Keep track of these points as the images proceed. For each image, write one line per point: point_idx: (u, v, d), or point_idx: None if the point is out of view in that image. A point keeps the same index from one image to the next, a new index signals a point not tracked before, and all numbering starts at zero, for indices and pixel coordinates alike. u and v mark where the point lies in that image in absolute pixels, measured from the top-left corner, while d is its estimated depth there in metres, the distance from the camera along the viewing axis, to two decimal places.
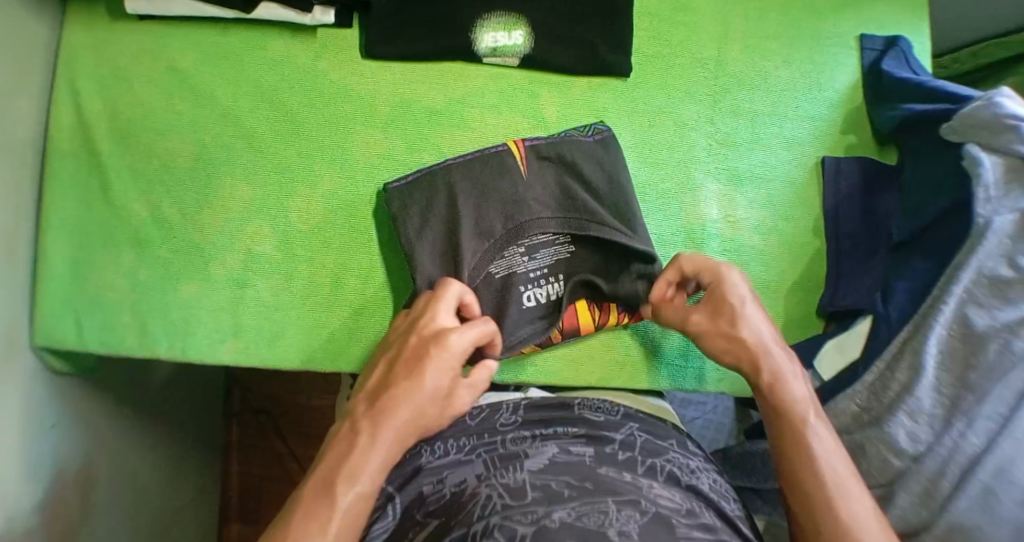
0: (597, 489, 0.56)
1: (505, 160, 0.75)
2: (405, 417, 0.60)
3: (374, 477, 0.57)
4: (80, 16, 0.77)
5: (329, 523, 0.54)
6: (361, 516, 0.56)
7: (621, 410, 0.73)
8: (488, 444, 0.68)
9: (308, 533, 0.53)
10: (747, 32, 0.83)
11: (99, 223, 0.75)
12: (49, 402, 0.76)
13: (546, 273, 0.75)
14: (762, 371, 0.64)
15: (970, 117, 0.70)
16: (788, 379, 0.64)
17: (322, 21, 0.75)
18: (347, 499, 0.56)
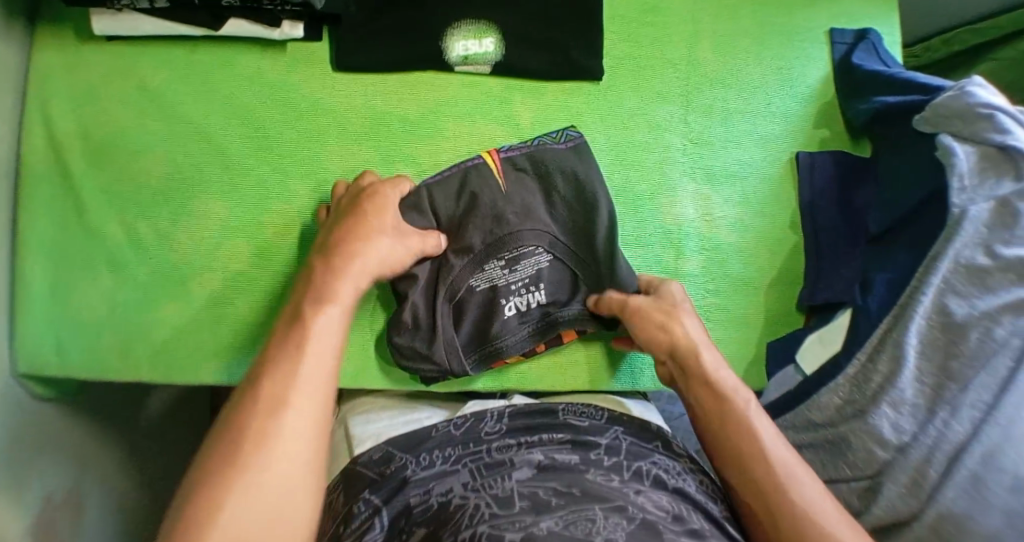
0: (584, 496, 0.56)
1: (483, 173, 0.74)
2: (352, 275, 0.63)
3: (329, 335, 0.59)
4: (48, 39, 0.76)
5: (290, 383, 0.55)
6: (326, 379, 0.57)
7: (605, 414, 0.73)
8: (474, 454, 0.68)
9: (276, 400, 0.54)
10: (718, 31, 0.83)
11: (76, 247, 0.75)
12: (33, 428, 0.76)
13: (528, 283, 0.73)
14: (698, 368, 0.66)
15: (946, 109, 0.71)
16: (715, 371, 0.66)
17: (292, 35, 0.75)
18: (306, 366, 0.56)
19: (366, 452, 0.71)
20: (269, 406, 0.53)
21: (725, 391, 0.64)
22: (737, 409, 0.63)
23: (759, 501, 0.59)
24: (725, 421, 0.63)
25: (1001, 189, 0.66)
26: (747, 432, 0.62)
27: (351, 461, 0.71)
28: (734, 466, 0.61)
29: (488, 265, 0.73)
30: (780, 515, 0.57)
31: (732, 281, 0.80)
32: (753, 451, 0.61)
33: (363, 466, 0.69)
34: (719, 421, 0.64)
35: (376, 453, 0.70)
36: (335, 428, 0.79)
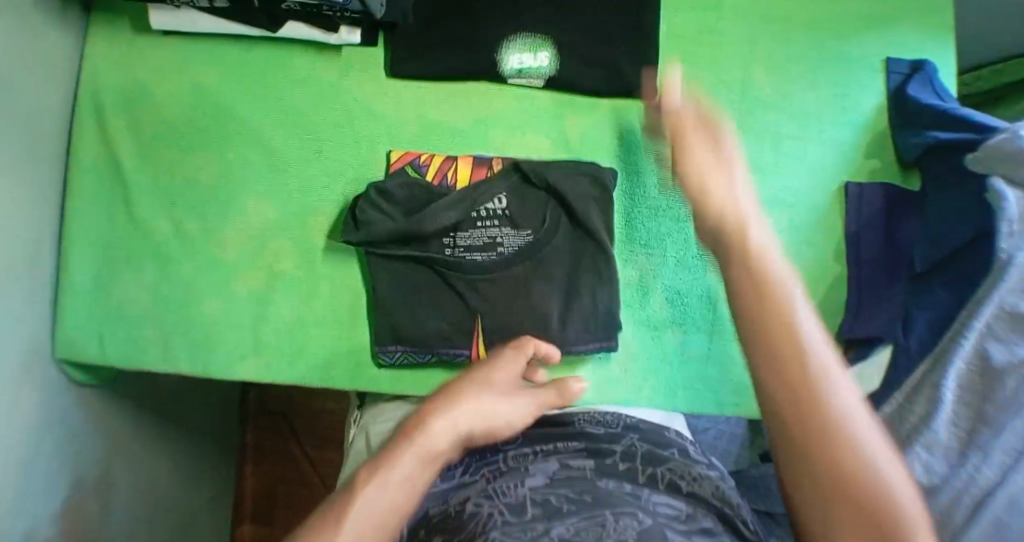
0: (595, 502, 0.57)
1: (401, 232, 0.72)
2: (481, 412, 0.54)
3: (462, 420, 0.52)
4: (105, 30, 0.77)
5: (404, 464, 0.47)
6: (451, 443, 0.51)
7: (621, 423, 0.73)
8: (491, 463, 0.69)
9: (399, 450, 0.48)
10: (773, 55, 0.82)
11: (122, 237, 0.75)
12: (69, 412, 0.77)
13: (487, 216, 0.74)
14: (740, 245, 0.50)
15: (999, 150, 0.70)
16: (757, 246, 0.50)
17: (349, 41, 0.75)
18: (439, 426, 0.50)
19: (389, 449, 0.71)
20: (384, 461, 0.47)
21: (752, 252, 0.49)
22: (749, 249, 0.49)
23: (800, 455, 0.43)
24: (742, 267, 0.48)
25: None
26: (776, 299, 0.46)
27: None
28: (764, 363, 0.45)
29: (471, 241, 0.73)
30: (848, 485, 0.42)
31: None
32: (779, 327, 0.45)
33: None
34: (735, 266, 0.49)
35: None
36: (356, 437, 0.77)
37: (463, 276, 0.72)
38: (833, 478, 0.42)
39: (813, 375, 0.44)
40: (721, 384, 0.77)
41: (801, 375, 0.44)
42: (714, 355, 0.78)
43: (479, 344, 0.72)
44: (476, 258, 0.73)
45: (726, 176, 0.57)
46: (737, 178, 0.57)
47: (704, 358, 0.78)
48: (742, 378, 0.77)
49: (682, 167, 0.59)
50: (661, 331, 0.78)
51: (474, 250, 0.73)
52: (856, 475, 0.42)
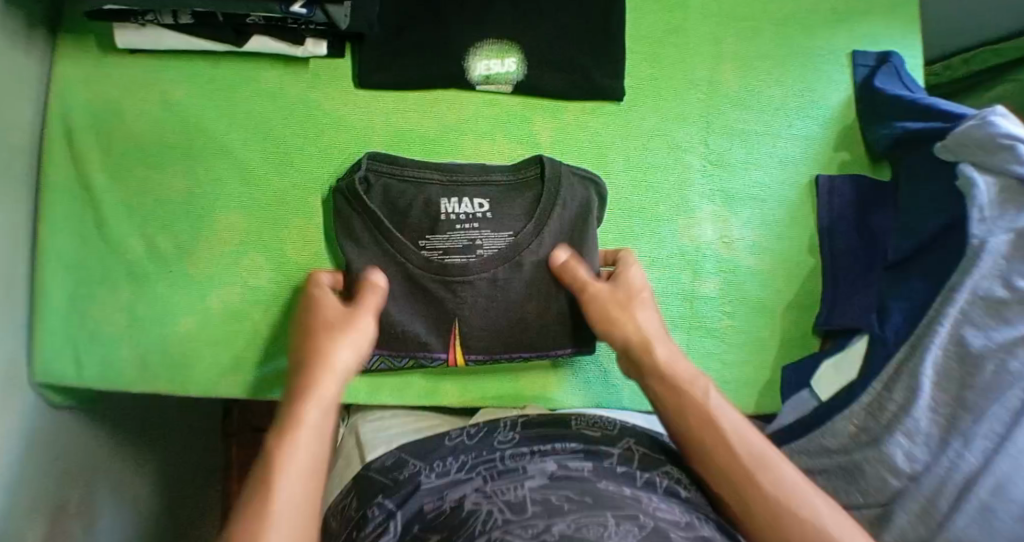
0: (596, 504, 0.56)
1: (379, 229, 0.72)
2: (334, 371, 0.62)
3: (342, 364, 0.63)
4: (72, 50, 0.76)
5: (305, 430, 0.57)
6: (338, 393, 0.61)
7: (618, 424, 0.72)
8: (487, 462, 0.67)
9: (291, 423, 0.57)
10: (739, 52, 0.83)
11: (95, 258, 0.75)
12: (47, 436, 0.76)
13: (468, 217, 0.72)
14: (649, 359, 0.66)
15: (969, 139, 0.70)
16: (670, 361, 0.66)
17: (315, 53, 0.75)
18: (326, 383, 0.61)
19: (378, 458, 0.71)
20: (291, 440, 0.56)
21: (674, 374, 0.64)
22: (658, 369, 0.65)
23: (745, 512, 0.56)
24: (676, 392, 0.63)
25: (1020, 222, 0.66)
26: (707, 427, 0.60)
27: (363, 467, 0.71)
28: (730, 493, 0.57)
29: (449, 240, 0.72)
30: (782, 526, 0.53)
31: (749, 303, 0.80)
32: (707, 428, 0.60)
33: (376, 472, 0.69)
34: (675, 406, 0.63)
35: (388, 459, 0.70)
36: (346, 436, 0.79)
37: (436, 276, 0.72)
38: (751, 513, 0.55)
39: (749, 461, 0.57)
40: None
41: (729, 458, 0.58)
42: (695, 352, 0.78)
43: (457, 347, 0.73)
44: (457, 258, 0.71)
45: (656, 330, 0.68)
46: (648, 321, 0.69)
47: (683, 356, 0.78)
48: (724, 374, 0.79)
49: (623, 319, 0.69)
50: None
51: (453, 251, 0.72)
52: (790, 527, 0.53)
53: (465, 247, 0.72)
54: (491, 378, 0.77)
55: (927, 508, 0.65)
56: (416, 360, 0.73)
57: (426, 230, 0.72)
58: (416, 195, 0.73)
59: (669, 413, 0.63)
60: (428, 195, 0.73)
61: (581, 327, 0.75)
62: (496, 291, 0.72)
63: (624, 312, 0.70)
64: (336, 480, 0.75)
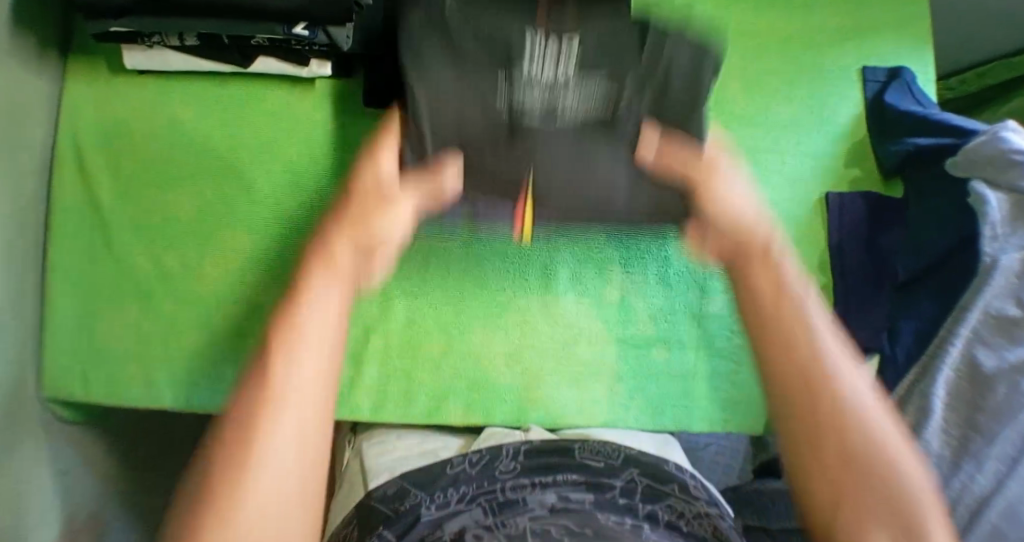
0: (597, 535, 0.55)
1: (460, 64, 0.70)
2: (363, 242, 0.57)
3: (365, 233, 0.58)
4: (83, 71, 0.78)
5: (341, 254, 0.52)
6: (361, 253, 0.55)
7: (621, 454, 0.70)
8: (488, 493, 0.66)
9: (300, 287, 0.47)
10: (746, 69, 0.82)
11: (103, 276, 0.76)
12: (54, 452, 0.77)
13: (563, 69, 0.71)
14: (751, 258, 0.54)
15: (978, 156, 0.69)
16: (777, 256, 0.54)
17: (320, 74, 0.75)
18: (344, 240, 0.55)
19: (381, 486, 0.69)
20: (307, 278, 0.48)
21: (777, 271, 0.52)
22: (759, 268, 0.53)
23: (828, 467, 0.42)
24: (778, 302, 0.49)
25: None
26: (810, 358, 0.46)
27: (367, 496, 0.69)
28: (813, 458, 0.43)
29: (529, 94, 0.70)
30: (865, 472, 0.41)
31: None
32: (813, 366, 0.45)
33: (378, 501, 0.68)
34: (769, 311, 0.49)
35: (391, 488, 0.68)
36: (351, 461, 0.78)
37: (516, 132, 0.70)
38: (851, 454, 0.42)
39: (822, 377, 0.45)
40: (711, 402, 0.76)
41: (827, 417, 0.43)
42: (703, 371, 0.77)
43: (527, 217, 0.73)
44: (537, 113, 0.70)
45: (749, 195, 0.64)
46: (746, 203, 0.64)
47: (691, 376, 0.76)
48: (732, 395, 0.76)
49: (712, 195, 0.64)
50: (645, 350, 0.76)
51: (534, 100, 0.70)
52: (869, 477, 0.41)
53: (547, 96, 0.70)
54: (492, 397, 0.74)
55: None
56: (477, 212, 0.73)
57: (507, 78, 0.70)
58: (514, 36, 0.71)
59: (754, 318, 0.49)
60: (519, 41, 0.71)
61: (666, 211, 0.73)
62: (585, 153, 0.70)
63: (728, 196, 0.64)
64: (343, 506, 0.74)
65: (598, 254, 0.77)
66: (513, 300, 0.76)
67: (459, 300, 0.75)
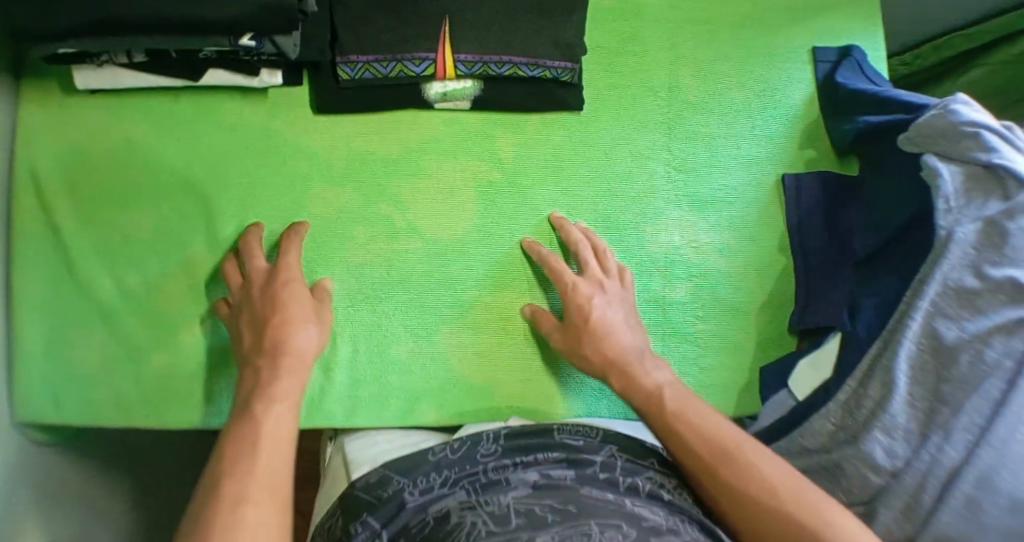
0: (580, 512, 0.56)
1: None
2: (288, 380, 0.62)
3: (291, 398, 0.61)
4: (32, 94, 0.77)
5: (262, 455, 0.55)
6: (290, 428, 0.58)
7: (599, 432, 0.71)
8: (470, 476, 0.66)
9: (234, 517, 0.50)
10: (699, 57, 0.83)
11: (66, 300, 0.75)
12: (31, 478, 0.77)
13: None
14: (706, 453, 0.62)
15: (932, 131, 0.70)
16: (698, 413, 0.64)
17: (271, 82, 0.75)
18: (271, 416, 0.58)
19: (362, 476, 0.69)
20: (237, 493, 0.52)
21: (705, 427, 0.63)
22: (694, 437, 0.63)
23: None
24: (718, 478, 0.61)
25: (987, 209, 0.66)
26: (765, 507, 0.57)
27: (349, 485, 0.69)
28: None
29: None
30: None
31: (723, 307, 0.79)
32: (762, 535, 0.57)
33: (359, 490, 0.67)
34: (713, 480, 0.61)
35: (372, 477, 0.68)
36: (333, 456, 0.76)
37: None
38: None
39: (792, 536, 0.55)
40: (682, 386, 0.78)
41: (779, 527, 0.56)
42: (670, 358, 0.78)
43: (448, 50, 0.73)
44: None
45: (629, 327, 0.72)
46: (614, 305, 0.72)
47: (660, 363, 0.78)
48: (703, 379, 0.78)
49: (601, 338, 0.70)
50: None
51: None
52: None
53: None
54: (464, 397, 0.75)
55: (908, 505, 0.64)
56: (403, 65, 0.73)
57: None
58: None
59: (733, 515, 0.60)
60: None
61: (564, 37, 0.75)
62: None
63: (598, 295, 0.72)
64: (326, 498, 0.73)
65: (562, 247, 0.77)
66: (477, 299, 0.76)
67: (422, 301, 0.75)
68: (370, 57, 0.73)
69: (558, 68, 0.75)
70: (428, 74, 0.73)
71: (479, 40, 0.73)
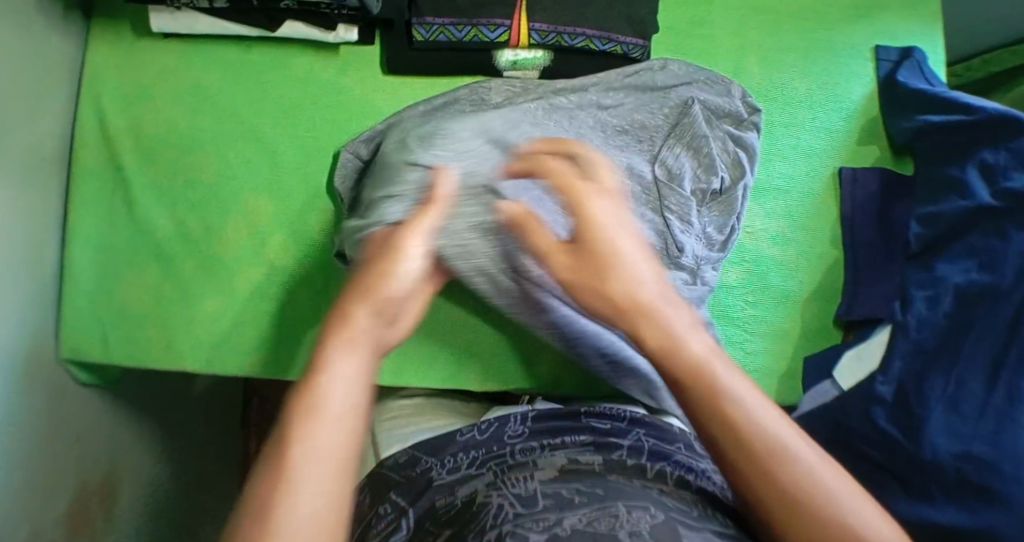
0: (608, 494, 0.55)
1: None
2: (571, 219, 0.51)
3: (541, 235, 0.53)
4: (108, 35, 0.78)
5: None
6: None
7: (627, 416, 0.71)
8: (497, 457, 0.66)
9: (311, 419, 0.37)
10: (764, 44, 0.84)
11: (125, 237, 0.76)
12: (71, 413, 0.78)
13: None
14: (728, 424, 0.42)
15: (663, 105, 0.76)
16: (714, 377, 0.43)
17: (346, 39, 0.77)
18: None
19: (392, 455, 0.72)
20: (349, 317, 0.41)
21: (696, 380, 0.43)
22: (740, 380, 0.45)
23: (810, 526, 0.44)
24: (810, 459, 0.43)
25: None
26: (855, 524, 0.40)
27: (378, 464, 0.72)
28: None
29: None
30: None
31: (771, 293, 0.79)
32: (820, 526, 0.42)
33: (388, 468, 0.70)
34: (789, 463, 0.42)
35: (401, 457, 0.70)
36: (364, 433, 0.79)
37: None
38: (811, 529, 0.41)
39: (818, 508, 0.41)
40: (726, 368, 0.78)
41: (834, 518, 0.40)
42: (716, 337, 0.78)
43: (523, 16, 0.75)
44: None
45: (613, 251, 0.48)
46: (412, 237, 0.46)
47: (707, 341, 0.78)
48: (746, 363, 0.78)
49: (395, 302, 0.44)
50: None
51: None
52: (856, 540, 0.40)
53: None
54: (506, 362, 0.76)
55: (932, 485, 0.63)
56: (478, 30, 0.75)
57: None
58: None
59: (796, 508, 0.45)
60: None
61: (637, 10, 0.77)
62: None
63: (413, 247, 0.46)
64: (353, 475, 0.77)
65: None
66: None
67: None
68: (446, 20, 0.75)
69: (629, 44, 0.77)
70: (502, 41, 0.76)
71: (554, 11, 0.75)
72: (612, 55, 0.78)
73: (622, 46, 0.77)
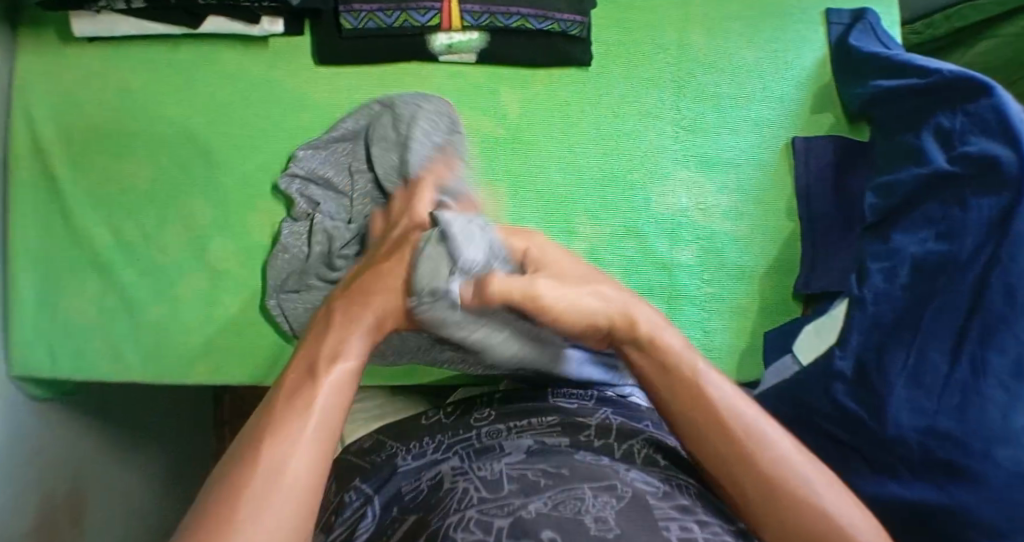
0: (573, 475, 0.54)
1: None
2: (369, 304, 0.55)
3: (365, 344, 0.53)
4: (32, 42, 0.76)
5: (322, 392, 0.48)
6: (353, 386, 0.50)
7: (594, 396, 0.69)
8: (464, 441, 0.65)
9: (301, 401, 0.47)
10: (709, 14, 0.82)
11: (62, 249, 0.74)
12: (28, 431, 0.76)
13: None
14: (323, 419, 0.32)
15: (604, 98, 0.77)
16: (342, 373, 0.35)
17: (273, 31, 0.75)
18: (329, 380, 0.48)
19: (356, 442, 0.70)
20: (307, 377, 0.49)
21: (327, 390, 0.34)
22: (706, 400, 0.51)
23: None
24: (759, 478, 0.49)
25: None
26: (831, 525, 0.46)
27: (343, 451, 0.70)
28: None
29: None
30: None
31: (728, 270, 0.78)
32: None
33: (355, 455, 0.68)
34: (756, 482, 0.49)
35: (365, 443, 0.69)
36: None
37: None
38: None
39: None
40: None
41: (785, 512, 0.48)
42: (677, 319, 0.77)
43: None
44: None
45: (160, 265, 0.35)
46: None
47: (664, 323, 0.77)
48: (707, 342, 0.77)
49: None
50: None
51: None
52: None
53: None
54: None
55: (897, 463, 0.62)
56: (408, 15, 0.73)
57: None
58: None
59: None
60: None
61: None
62: None
63: None
64: None
65: (564, 206, 0.76)
66: None
67: None
68: (374, 6, 0.73)
69: (567, 20, 0.75)
70: (433, 25, 0.74)
71: None
72: (549, 33, 0.76)
73: (558, 23, 0.75)
